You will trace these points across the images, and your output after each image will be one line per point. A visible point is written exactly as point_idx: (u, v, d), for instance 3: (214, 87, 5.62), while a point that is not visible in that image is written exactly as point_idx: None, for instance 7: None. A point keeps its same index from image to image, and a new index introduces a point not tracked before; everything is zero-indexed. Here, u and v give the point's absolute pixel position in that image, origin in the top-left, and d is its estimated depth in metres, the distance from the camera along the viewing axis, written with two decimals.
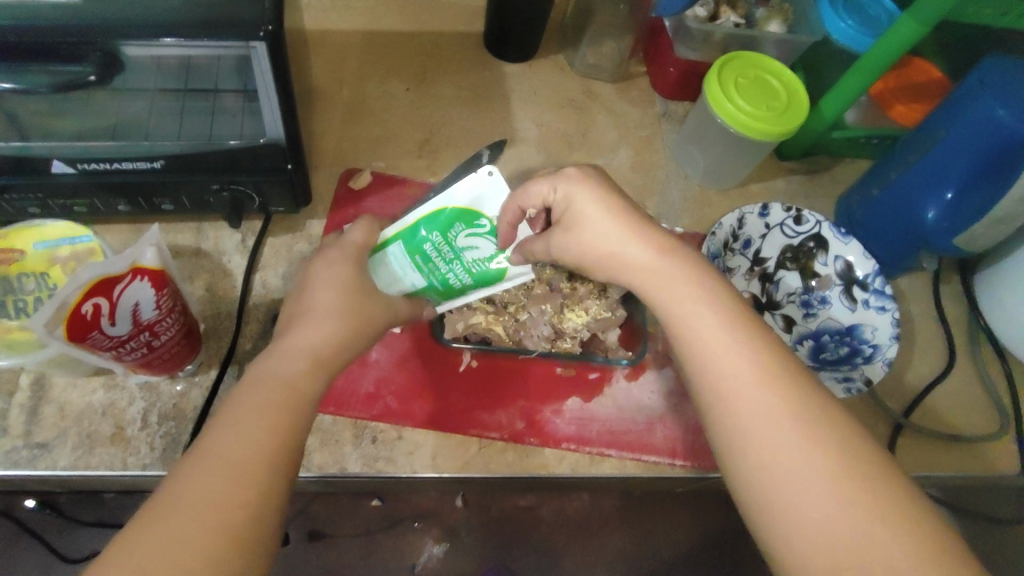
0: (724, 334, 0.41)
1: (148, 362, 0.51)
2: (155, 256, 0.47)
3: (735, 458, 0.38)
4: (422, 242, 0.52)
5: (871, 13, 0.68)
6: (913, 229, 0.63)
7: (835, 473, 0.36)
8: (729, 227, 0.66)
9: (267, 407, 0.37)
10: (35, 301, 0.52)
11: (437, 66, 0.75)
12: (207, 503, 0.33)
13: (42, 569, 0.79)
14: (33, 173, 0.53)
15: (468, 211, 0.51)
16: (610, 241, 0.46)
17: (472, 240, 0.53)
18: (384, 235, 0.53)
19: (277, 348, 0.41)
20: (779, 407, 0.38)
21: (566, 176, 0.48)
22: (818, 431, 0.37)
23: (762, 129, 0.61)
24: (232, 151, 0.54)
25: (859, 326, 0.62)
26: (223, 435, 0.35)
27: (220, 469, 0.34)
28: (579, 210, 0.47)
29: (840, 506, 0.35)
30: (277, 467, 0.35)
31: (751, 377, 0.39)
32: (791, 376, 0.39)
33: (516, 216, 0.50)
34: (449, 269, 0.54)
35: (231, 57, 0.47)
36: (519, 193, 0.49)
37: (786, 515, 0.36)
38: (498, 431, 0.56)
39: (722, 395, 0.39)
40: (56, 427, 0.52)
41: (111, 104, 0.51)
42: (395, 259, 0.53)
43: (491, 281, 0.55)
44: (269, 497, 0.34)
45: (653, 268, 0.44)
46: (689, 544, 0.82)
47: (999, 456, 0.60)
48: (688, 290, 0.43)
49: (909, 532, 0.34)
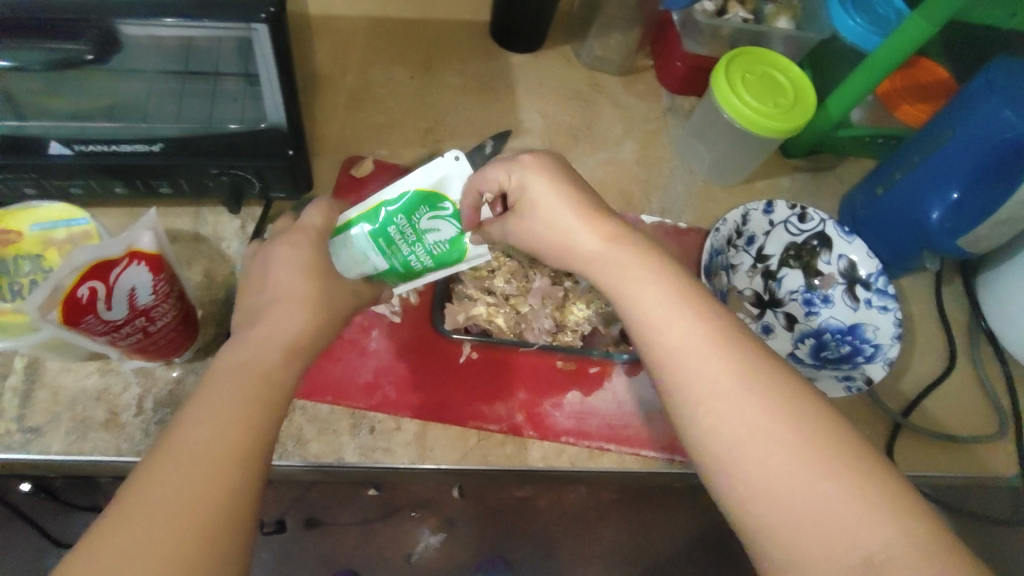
0: (676, 314, 0.40)
1: (144, 347, 0.50)
2: (152, 240, 0.46)
3: (707, 451, 0.37)
4: (386, 224, 0.50)
5: (880, 12, 0.67)
6: (918, 231, 0.62)
7: (802, 449, 0.35)
8: (734, 223, 0.64)
9: (246, 402, 0.36)
10: (30, 284, 0.51)
11: (442, 54, 0.74)
12: (182, 504, 0.32)
13: (37, 550, 0.80)
14: (30, 153, 0.52)
15: (432, 194, 0.49)
16: (565, 230, 0.44)
17: (434, 223, 0.50)
18: (348, 216, 0.50)
19: (249, 337, 0.40)
20: (753, 401, 0.37)
21: (521, 162, 0.46)
22: (784, 407, 0.37)
23: (770, 123, 0.60)
24: (231, 135, 0.54)
25: (861, 325, 0.62)
26: (195, 435, 0.34)
27: (197, 468, 0.33)
28: (533, 197, 0.45)
29: (807, 482, 0.35)
30: (256, 461, 0.35)
31: (706, 359, 0.38)
32: (755, 363, 0.38)
33: (476, 200, 0.48)
34: (410, 252, 0.51)
35: (233, 38, 0.46)
36: (477, 176, 0.47)
37: (754, 497, 0.35)
38: (497, 423, 0.55)
39: (679, 379, 0.38)
40: (49, 411, 0.52)
41: (109, 85, 0.50)
42: (357, 243, 0.50)
43: (453, 263, 0.53)
44: (249, 498, 0.34)
45: (605, 252, 0.43)
46: (684, 538, 0.83)
47: (994, 458, 0.60)
48: (638, 269, 0.42)
49: (878, 504, 0.34)
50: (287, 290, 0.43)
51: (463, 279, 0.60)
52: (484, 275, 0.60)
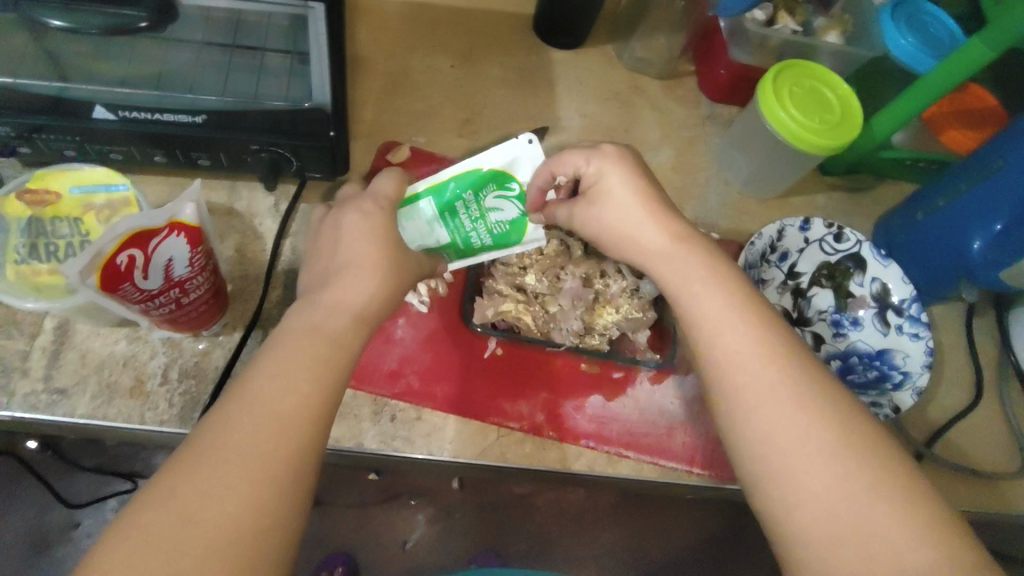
0: (735, 318, 0.40)
1: (176, 318, 0.50)
2: (194, 212, 0.46)
3: (748, 458, 0.37)
4: (453, 198, 0.51)
5: (934, 31, 0.66)
6: (958, 261, 0.61)
7: (849, 460, 0.35)
8: (768, 238, 0.65)
9: (306, 371, 0.36)
10: (66, 247, 0.51)
11: (485, 45, 0.73)
12: (252, 458, 0.33)
13: (38, 510, 0.82)
14: (73, 116, 0.52)
15: (500, 173, 0.50)
16: (630, 223, 0.45)
17: (499, 203, 0.51)
18: (416, 188, 0.51)
19: (321, 301, 0.40)
20: (798, 414, 0.36)
21: (601, 151, 0.47)
22: (834, 418, 0.36)
23: (815, 140, 0.59)
24: (274, 112, 0.53)
25: (890, 351, 0.61)
26: (264, 391, 0.35)
27: (270, 427, 0.34)
28: (606, 186, 0.46)
29: (845, 490, 0.34)
30: (311, 432, 0.35)
31: (758, 362, 0.38)
32: (797, 376, 0.38)
33: (547, 181, 0.49)
34: (472, 228, 0.52)
35: (285, 14, 0.46)
36: (554, 159, 0.48)
37: (792, 501, 0.35)
38: (519, 421, 0.55)
39: (729, 378, 0.38)
40: (76, 374, 0.52)
41: (157, 52, 0.50)
42: (423, 215, 0.51)
43: (510, 245, 0.54)
44: (301, 471, 0.34)
45: (668, 252, 0.44)
46: (678, 549, 0.85)
47: (1017, 493, 0.59)
48: (698, 271, 0.42)
49: (910, 524, 0.33)
50: (332, 267, 0.43)
51: (494, 274, 0.60)
52: (515, 272, 0.60)
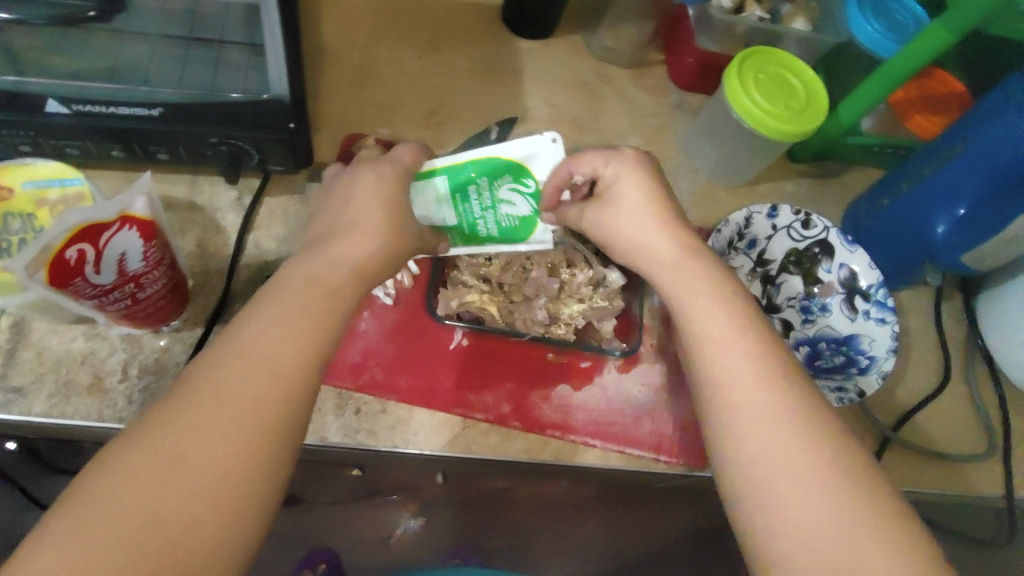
0: (739, 338, 0.40)
1: (131, 313, 0.49)
2: (146, 205, 0.45)
3: (731, 446, 0.38)
4: (466, 180, 0.51)
5: (899, 18, 0.65)
6: (922, 243, 0.61)
7: (827, 459, 0.37)
8: (736, 224, 0.65)
9: (273, 364, 0.36)
10: (20, 243, 0.50)
11: (450, 35, 0.73)
12: (215, 441, 0.33)
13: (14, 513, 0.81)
14: (26, 109, 0.51)
15: (518, 166, 0.50)
16: (642, 231, 0.45)
17: (511, 195, 0.52)
18: (432, 163, 0.51)
19: (266, 293, 0.39)
20: (786, 415, 0.38)
21: (622, 155, 0.48)
22: (811, 421, 0.38)
23: (771, 123, 0.59)
24: (233, 105, 0.52)
25: (858, 336, 0.61)
26: (230, 381, 0.35)
27: (238, 413, 0.34)
28: (621, 190, 0.47)
29: (824, 484, 0.36)
30: (279, 423, 0.35)
31: (761, 390, 0.38)
32: (786, 379, 0.39)
33: (564, 180, 0.50)
34: (480, 215, 0.53)
35: (240, 5, 0.46)
36: (572, 159, 0.49)
37: (770, 489, 0.36)
38: (482, 412, 0.55)
39: (720, 375, 0.39)
40: (33, 372, 0.51)
41: (112, 46, 0.49)
42: (434, 192, 0.52)
43: (516, 241, 0.54)
44: (283, 450, 0.35)
45: (671, 261, 0.44)
46: (657, 542, 0.85)
47: (980, 477, 0.60)
48: (700, 283, 0.43)
49: (880, 522, 0.35)
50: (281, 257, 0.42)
51: (459, 266, 0.59)
52: (480, 263, 0.59)
